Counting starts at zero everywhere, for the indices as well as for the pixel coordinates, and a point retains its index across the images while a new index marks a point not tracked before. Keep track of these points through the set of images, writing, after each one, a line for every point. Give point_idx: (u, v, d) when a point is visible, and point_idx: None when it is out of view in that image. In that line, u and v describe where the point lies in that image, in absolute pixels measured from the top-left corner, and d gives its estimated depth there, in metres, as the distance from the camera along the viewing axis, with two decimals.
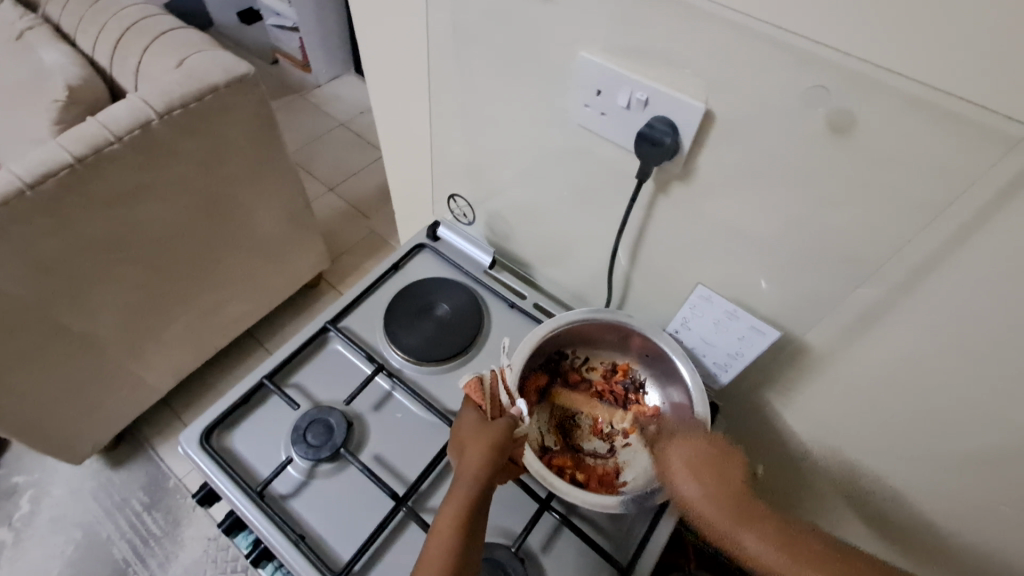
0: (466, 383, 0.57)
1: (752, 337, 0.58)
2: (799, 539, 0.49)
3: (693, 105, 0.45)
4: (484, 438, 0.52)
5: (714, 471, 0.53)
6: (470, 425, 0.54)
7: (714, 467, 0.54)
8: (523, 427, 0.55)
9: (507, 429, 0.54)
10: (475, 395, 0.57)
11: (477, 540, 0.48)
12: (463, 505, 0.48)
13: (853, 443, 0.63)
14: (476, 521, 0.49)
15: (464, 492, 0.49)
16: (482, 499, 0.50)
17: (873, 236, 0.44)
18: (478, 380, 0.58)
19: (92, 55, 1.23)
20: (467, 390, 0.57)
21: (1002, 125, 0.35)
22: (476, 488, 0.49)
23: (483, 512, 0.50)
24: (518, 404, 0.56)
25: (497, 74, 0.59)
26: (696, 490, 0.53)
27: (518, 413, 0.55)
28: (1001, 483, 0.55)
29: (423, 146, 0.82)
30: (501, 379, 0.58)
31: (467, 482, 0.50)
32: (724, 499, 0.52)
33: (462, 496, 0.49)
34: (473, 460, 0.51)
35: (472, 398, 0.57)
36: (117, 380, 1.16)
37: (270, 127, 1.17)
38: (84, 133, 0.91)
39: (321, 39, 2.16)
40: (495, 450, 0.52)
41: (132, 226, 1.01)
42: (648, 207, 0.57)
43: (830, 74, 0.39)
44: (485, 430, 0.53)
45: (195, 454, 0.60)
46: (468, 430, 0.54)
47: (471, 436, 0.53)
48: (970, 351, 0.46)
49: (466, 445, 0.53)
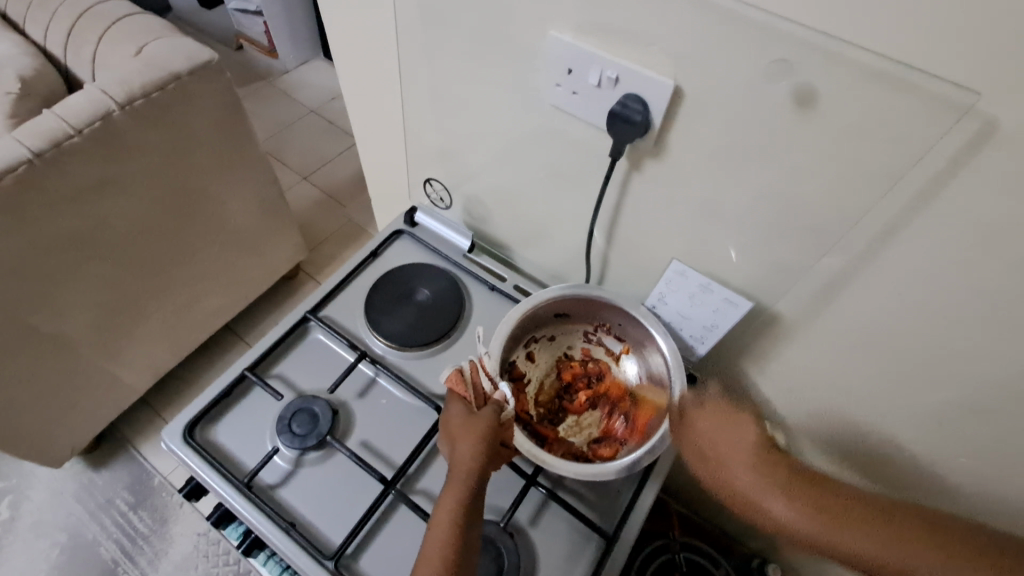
0: (449, 376, 0.58)
1: (727, 309, 0.59)
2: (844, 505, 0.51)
3: (663, 82, 0.46)
4: (473, 430, 0.53)
5: (742, 443, 0.56)
6: (458, 418, 0.55)
7: (743, 443, 0.56)
8: (508, 411, 0.55)
9: (493, 416, 0.54)
10: (458, 386, 0.57)
11: (476, 527, 0.49)
12: (459, 497, 0.49)
13: (824, 408, 0.66)
14: (474, 509, 0.49)
15: (460, 483, 0.50)
16: (478, 488, 0.51)
17: (837, 206, 0.46)
18: (458, 372, 0.58)
19: (45, 44, 1.18)
20: (450, 383, 0.58)
21: (954, 94, 0.36)
22: (470, 477, 0.50)
23: (480, 497, 0.50)
24: (500, 389, 0.57)
25: (468, 56, 0.58)
26: (737, 468, 0.55)
27: (502, 399, 0.56)
28: (958, 438, 0.58)
29: (396, 132, 0.81)
30: (479, 368, 0.58)
31: (460, 474, 0.50)
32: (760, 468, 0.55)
33: (457, 489, 0.49)
34: (464, 452, 0.51)
35: (455, 391, 0.57)
36: (93, 380, 1.14)
37: (238, 115, 1.14)
38: (42, 127, 0.88)
39: (286, 22, 2.10)
40: (484, 439, 0.52)
41: (98, 222, 0.98)
42: (622, 185, 0.58)
43: (795, 49, 0.40)
44: (473, 422, 0.54)
45: (178, 449, 0.60)
46: (457, 422, 0.54)
47: (461, 427, 0.54)
48: (925, 314, 0.49)
49: (456, 439, 0.53)
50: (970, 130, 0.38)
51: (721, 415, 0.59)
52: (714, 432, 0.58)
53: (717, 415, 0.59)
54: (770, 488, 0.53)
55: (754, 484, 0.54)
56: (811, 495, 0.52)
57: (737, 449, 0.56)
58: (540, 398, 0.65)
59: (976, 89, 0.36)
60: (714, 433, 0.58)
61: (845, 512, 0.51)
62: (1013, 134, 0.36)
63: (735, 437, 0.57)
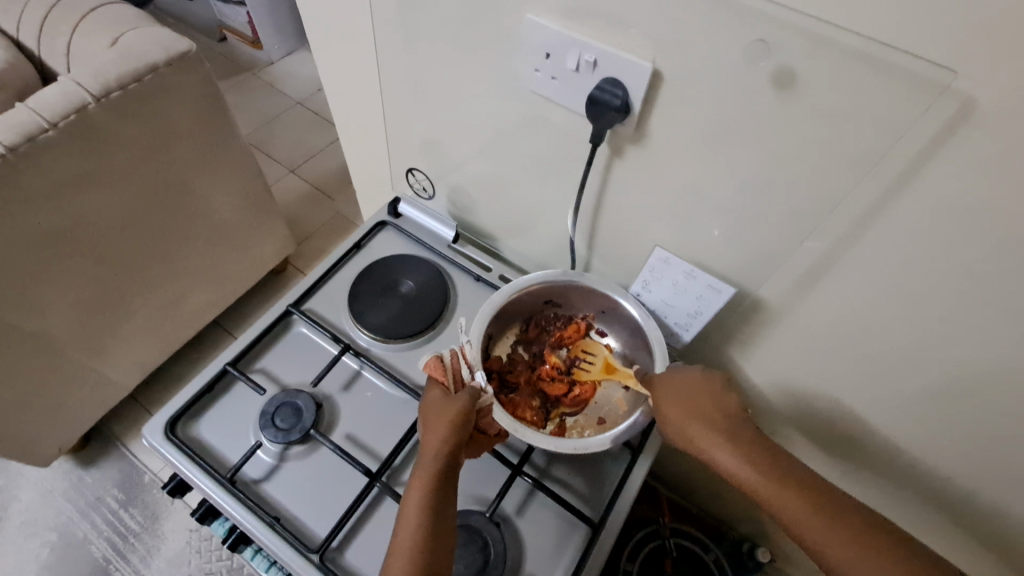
0: (427, 363, 0.57)
1: (710, 296, 0.59)
2: (775, 462, 0.50)
3: (641, 66, 0.45)
4: (445, 418, 0.52)
5: (703, 404, 0.54)
6: (433, 405, 0.54)
7: (697, 402, 0.54)
8: (485, 398, 0.55)
9: (468, 403, 0.53)
10: (437, 373, 0.57)
11: (449, 516, 0.49)
12: (428, 489, 0.48)
13: (810, 392, 0.67)
14: (444, 499, 0.49)
15: (428, 474, 0.49)
16: (449, 479, 0.50)
17: (819, 191, 0.45)
18: (439, 358, 0.57)
19: (17, 35, 1.15)
20: (429, 370, 0.57)
21: (933, 73, 0.36)
22: (441, 464, 0.50)
23: (450, 488, 0.50)
24: (478, 377, 0.56)
25: (447, 41, 0.57)
26: (688, 423, 0.53)
27: (478, 386, 0.56)
28: (943, 421, 0.58)
29: (377, 122, 0.80)
30: (461, 355, 0.58)
31: (431, 461, 0.50)
32: (717, 426, 0.52)
33: (426, 479, 0.49)
34: (435, 439, 0.51)
35: (435, 378, 0.57)
36: (77, 378, 1.13)
37: (219, 106, 1.12)
38: (15, 120, 0.86)
39: (269, 13, 2.06)
40: (454, 427, 0.52)
41: (75, 217, 0.96)
42: (604, 172, 0.57)
43: (772, 29, 0.39)
44: (446, 409, 0.53)
45: (160, 446, 0.59)
46: (432, 408, 0.54)
47: (435, 415, 0.53)
48: (908, 296, 0.49)
49: (429, 427, 0.52)
50: (950, 109, 0.37)
51: (692, 377, 0.56)
52: (677, 393, 0.55)
53: (688, 382, 0.55)
54: (721, 444, 0.51)
55: (711, 446, 0.52)
56: (757, 456, 0.50)
57: (693, 418, 0.53)
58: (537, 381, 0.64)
59: (953, 68, 0.36)
60: (671, 390, 0.55)
61: (776, 474, 0.49)
62: (991, 113, 0.36)
63: (694, 397, 0.54)
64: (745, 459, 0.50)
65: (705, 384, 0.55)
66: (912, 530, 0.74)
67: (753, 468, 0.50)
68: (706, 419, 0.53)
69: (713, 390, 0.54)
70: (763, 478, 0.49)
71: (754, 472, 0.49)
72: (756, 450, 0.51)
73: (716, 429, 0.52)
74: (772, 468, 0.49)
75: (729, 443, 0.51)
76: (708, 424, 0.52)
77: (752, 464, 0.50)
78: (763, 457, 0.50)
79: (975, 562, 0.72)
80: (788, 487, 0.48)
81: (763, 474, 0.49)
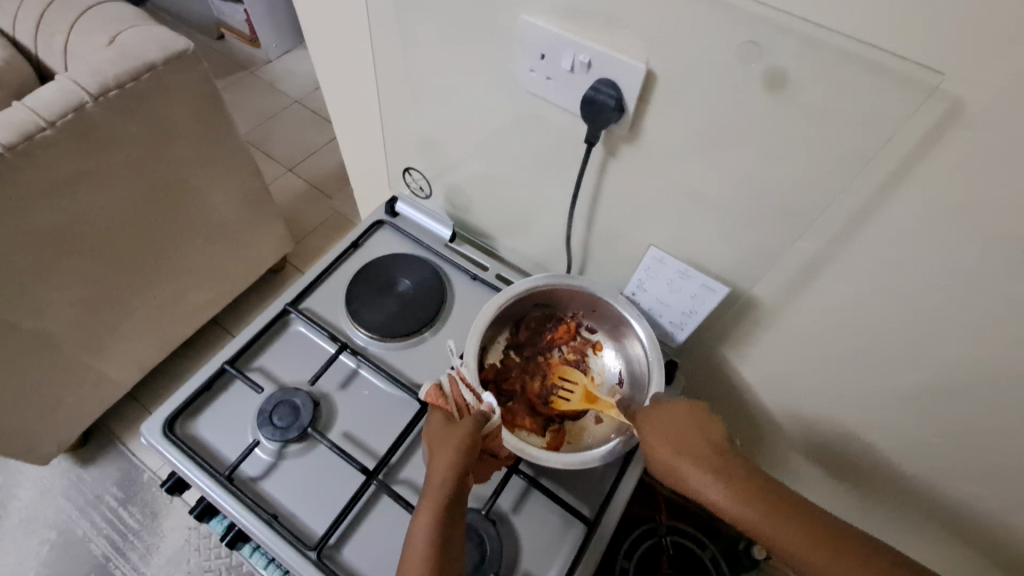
0: (427, 393, 0.57)
1: (704, 295, 0.60)
2: (771, 493, 0.49)
3: (635, 67, 0.45)
4: (450, 443, 0.52)
5: (693, 436, 0.53)
6: (436, 431, 0.54)
7: (687, 436, 0.53)
8: (494, 422, 0.55)
9: (474, 426, 0.53)
10: (437, 401, 0.56)
11: (455, 543, 0.48)
12: (434, 516, 0.47)
13: (804, 390, 0.67)
14: (451, 526, 0.48)
15: (435, 500, 0.48)
16: (456, 504, 0.49)
17: (811, 190, 0.46)
18: (438, 388, 0.57)
19: (13, 33, 1.14)
20: (429, 400, 0.57)
21: (923, 75, 0.36)
22: (448, 490, 0.49)
23: (457, 513, 0.49)
24: (485, 400, 0.56)
25: (442, 41, 0.57)
26: (681, 460, 0.51)
27: (489, 409, 0.55)
28: (935, 419, 0.59)
29: (375, 121, 0.80)
30: (460, 380, 0.58)
31: (438, 486, 0.49)
32: (708, 459, 0.51)
33: (432, 505, 0.48)
34: (440, 465, 0.50)
35: (435, 406, 0.57)
36: (75, 376, 1.13)
37: (217, 105, 1.12)
38: (13, 119, 0.86)
39: (267, 11, 2.07)
40: (460, 451, 0.51)
41: (72, 217, 0.97)
42: (600, 171, 0.57)
43: (763, 30, 0.40)
44: (451, 434, 0.53)
45: (159, 444, 0.59)
46: (436, 434, 0.54)
47: (439, 441, 0.53)
48: (899, 295, 0.49)
49: (434, 452, 0.52)
50: (937, 111, 0.38)
51: (680, 409, 0.55)
52: (665, 428, 0.53)
53: (676, 415, 0.54)
54: (713, 477, 0.50)
55: (704, 481, 0.50)
56: (750, 488, 0.49)
57: (684, 453, 0.52)
58: (532, 387, 0.65)
59: (941, 70, 0.36)
60: (659, 426, 0.54)
61: (773, 506, 0.48)
62: (978, 113, 0.37)
63: (684, 430, 0.53)
64: (740, 491, 0.49)
65: (693, 415, 0.54)
66: (906, 528, 0.74)
67: (747, 500, 0.49)
68: (694, 453, 0.51)
69: (700, 420, 0.54)
70: (760, 511, 0.48)
71: (751, 503, 0.48)
72: (752, 483, 0.50)
73: (708, 464, 0.51)
74: (768, 499, 0.48)
75: (722, 476, 0.50)
76: (699, 457, 0.51)
77: (747, 496, 0.49)
78: (759, 489, 0.49)
79: (967, 558, 0.72)
80: (782, 518, 0.48)
81: (760, 506, 0.48)
